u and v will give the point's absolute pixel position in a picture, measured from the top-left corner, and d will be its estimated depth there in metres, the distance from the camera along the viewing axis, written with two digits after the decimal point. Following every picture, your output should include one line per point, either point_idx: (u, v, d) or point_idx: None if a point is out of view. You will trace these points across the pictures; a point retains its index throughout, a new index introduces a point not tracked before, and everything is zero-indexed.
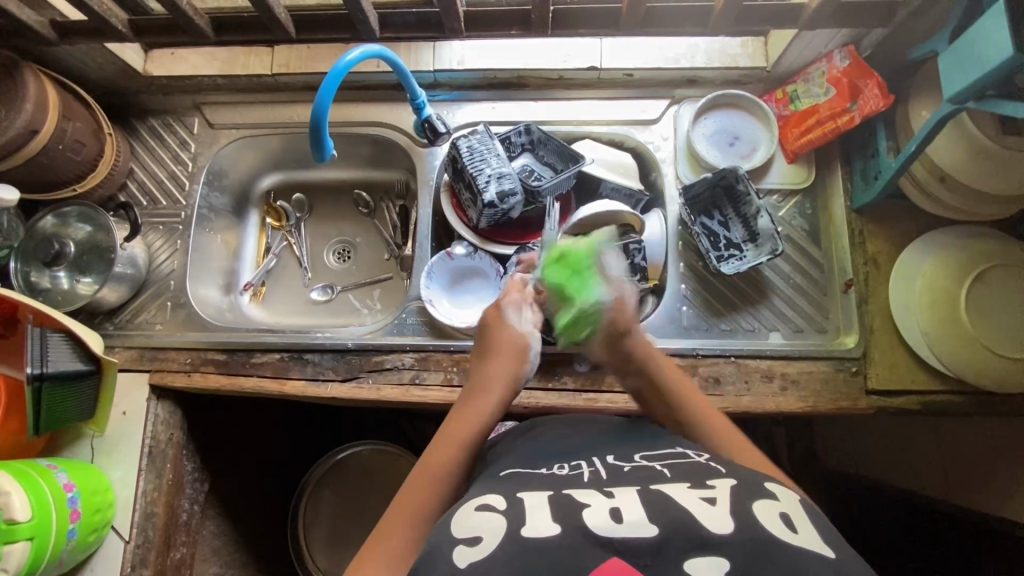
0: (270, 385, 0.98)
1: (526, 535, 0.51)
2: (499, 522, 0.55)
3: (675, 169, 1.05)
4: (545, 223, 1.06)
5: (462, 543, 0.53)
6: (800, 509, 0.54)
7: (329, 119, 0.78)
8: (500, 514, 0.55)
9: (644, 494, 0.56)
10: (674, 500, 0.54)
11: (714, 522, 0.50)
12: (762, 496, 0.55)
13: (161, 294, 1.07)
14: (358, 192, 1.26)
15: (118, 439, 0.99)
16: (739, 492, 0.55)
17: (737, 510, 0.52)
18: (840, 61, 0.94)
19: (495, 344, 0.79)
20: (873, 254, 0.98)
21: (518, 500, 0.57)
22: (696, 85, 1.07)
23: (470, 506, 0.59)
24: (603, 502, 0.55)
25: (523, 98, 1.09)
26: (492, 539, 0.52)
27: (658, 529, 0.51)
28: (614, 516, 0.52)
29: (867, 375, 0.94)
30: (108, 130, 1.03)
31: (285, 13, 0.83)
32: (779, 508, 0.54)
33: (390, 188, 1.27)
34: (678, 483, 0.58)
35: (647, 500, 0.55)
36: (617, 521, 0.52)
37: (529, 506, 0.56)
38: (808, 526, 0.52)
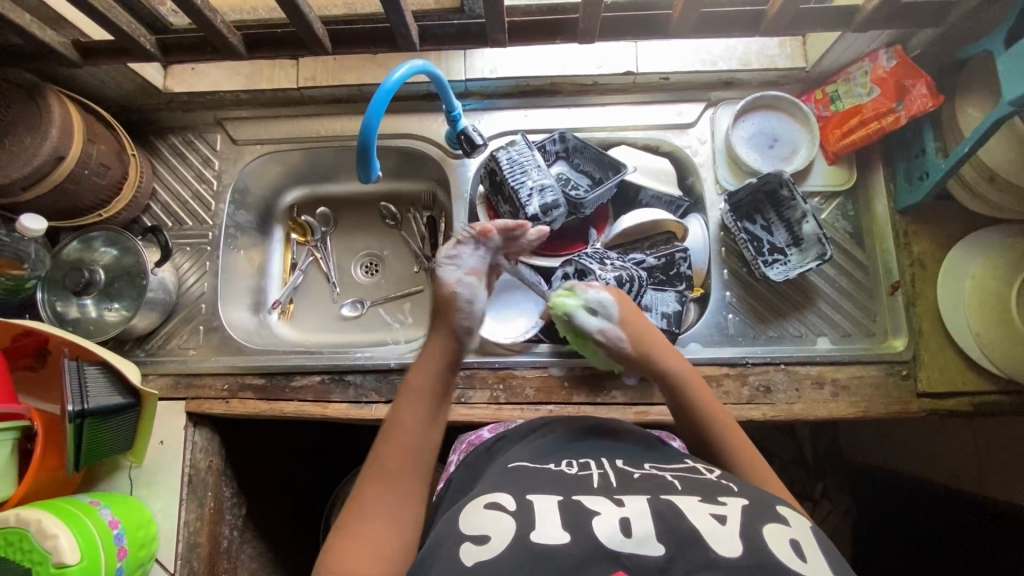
0: (312, 409, 0.96)
1: (536, 540, 0.53)
2: (508, 523, 0.56)
3: (715, 173, 1.03)
4: (584, 233, 1.04)
5: (468, 540, 0.55)
6: (810, 536, 0.55)
7: (376, 138, 0.75)
8: (510, 515, 0.56)
9: (656, 504, 0.57)
10: (684, 515, 0.55)
11: (722, 544, 0.52)
12: (772, 520, 0.55)
13: (193, 318, 1.05)
14: (385, 205, 1.24)
15: (158, 469, 0.97)
16: (749, 513, 0.56)
17: (746, 532, 0.53)
18: (886, 61, 0.92)
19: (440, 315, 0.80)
20: (919, 255, 0.97)
21: (528, 502, 0.58)
22: (732, 87, 1.05)
23: (480, 502, 0.59)
24: (613, 510, 0.56)
25: (556, 104, 1.07)
26: (500, 541, 0.54)
27: (663, 548, 0.52)
28: (624, 529, 0.54)
29: (918, 378, 0.93)
30: (131, 152, 1.00)
31: (323, 29, 0.80)
32: (789, 534, 0.54)
33: (416, 199, 1.24)
34: (688, 495, 0.58)
35: (658, 509, 0.56)
36: (627, 535, 0.53)
37: (538, 510, 0.57)
38: (817, 556, 0.53)
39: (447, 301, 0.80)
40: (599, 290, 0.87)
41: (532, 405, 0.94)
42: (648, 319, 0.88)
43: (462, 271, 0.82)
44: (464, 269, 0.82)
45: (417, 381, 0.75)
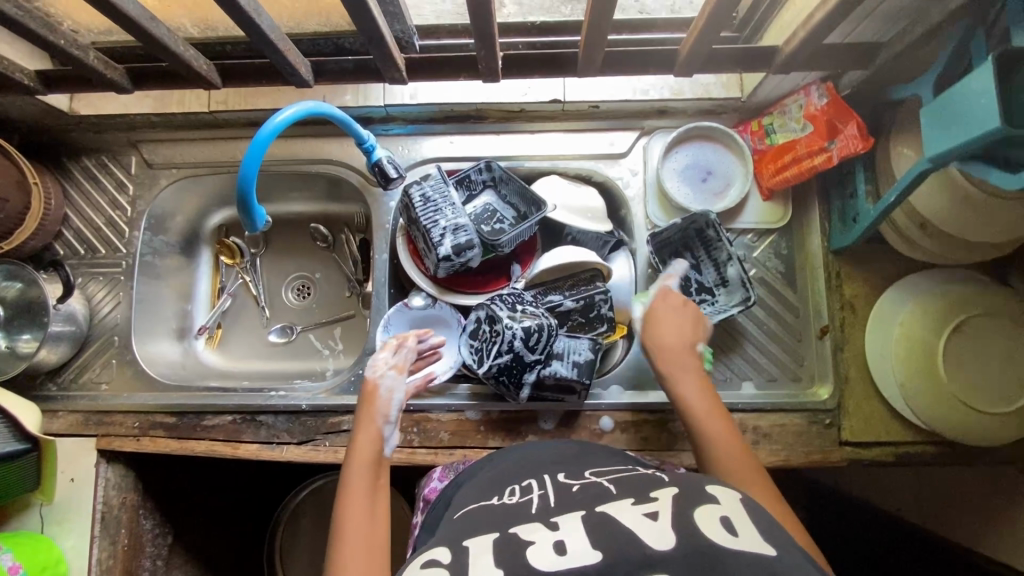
0: (222, 449, 0.94)
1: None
2: (444, 574, 0.51)
3: (645, 208, 1.00)
4: (508, 268, 1.00)
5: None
6: (739, 507, 0.55)
7: (256, 189, 0.71)
8: (445, 565, 0.52)
9: (589, 518, 0.56)
10: (619, 522, 0.53)
11: (657, 539, 0.50)
12: (703, 502, 0.55)
13: (107, 350, 1.02)
14: (315, 226, 1.20)
15: (68, 507, 0.95)
16: (680, 501, 0.55)
17: (678, 522, 0.52)
18: (817, 99, 0.86)
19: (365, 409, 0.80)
20: (850, 298, 0.93)
21: (463, 549, 0.54)
22: (667, 115, 1.00)
23: (415, 564, 0.54)
24: (548, 536, 0.54)
25: (482, 131, 1.02)
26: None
27: (601, 554, 0.50)
28: (560, 549, 0.51)
29: (841, 428, 0.91)
30: (33, 179, 0.95)
31: (207, 65, 0.75)
32: (721, 511, 0.53)
33: (349, 220, 1.20)
34: (622, 501, 0.58)
35: (592, 522, 0.55)
36: (561, 554, 0.51)
37: (473, 552, 0.53)
38: (746, 524, 0.52)
39: (371, 394, 0.81)
40: (505, 339, 0.82)
41: (446, 448, 0.92)
42: (559, 368, 0.85)
43: (386, 366, 0.84)
44: (389, 367, 0.84)
45: (358, 464, 0.72)
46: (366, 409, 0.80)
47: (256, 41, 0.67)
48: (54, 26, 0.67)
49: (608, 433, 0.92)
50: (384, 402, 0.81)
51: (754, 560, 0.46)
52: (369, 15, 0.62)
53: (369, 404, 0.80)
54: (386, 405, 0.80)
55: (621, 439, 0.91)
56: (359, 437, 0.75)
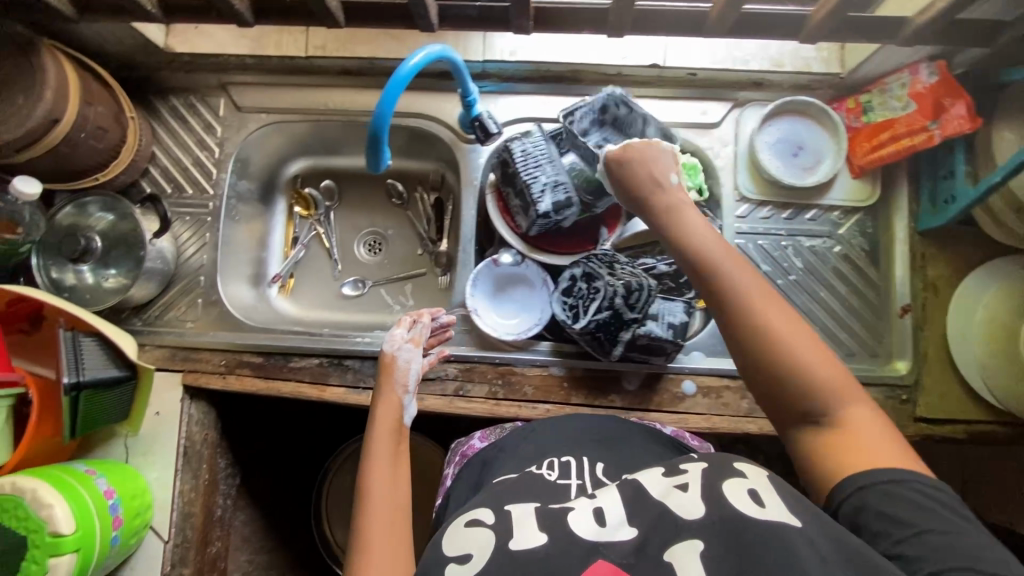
0: (310, 391, 0.95)
1: (514, 547, 0.51)
2: (488, 536, 0.54)
3: (734, 179, 1.01)
4: (595, 232, 0.99)
5: (452, 560, 0.52)
6: (769, 481, 0.53)
7: (389, 128, 0.72)
8: (490, 526, 0.55)
9: (624, 489, 0.56)
10: (648, 495, 0.54)
11: (687, 509, 0.51)
12: (730, 475, 0.54)
13: (192, 290, 1.03)
14: (392, 183, 1.20)
15: (153, 439, 0.97)
16: (709, 473, 0.55)
17: (707, 493, 0.52)
18: (926, 76, 0.88)
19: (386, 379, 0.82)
20: (933, 279, 0.95)
21: (506, 511, 0.57)
22: (763, 88, 1.00)
23: (460, 522, 0.58)
24: (588, 505, 0.56)
25: (577, 92, 1.01)
26: (480, 555, 0.52)
27: (636, 530, 0.51)
28: (598, 519, 0.53)
29: (916, 403, 0.93)
30: (130, 113, 0.95)
31: (336, 2, 0.75)
32: (747, 485, 0.53)
33: (424, 178, 1.21)
34: (654, 473, 0.58)
35: (626, 493, 0.55)
36: (602, 524, 0.52)
37: (515, 515, 0.56)
38: (775, 497, 0.51)
39: (387, 366, 0.83)
40: (606, 295, 0.84)
41: (529, 402, 0.94)
42: (655, 328, 0.86)
43: (403, 340, 0.86)
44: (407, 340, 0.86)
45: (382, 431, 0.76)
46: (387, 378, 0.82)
47: None
48: None
49: (690, 396, 0.94)
50: (403, 372, 0.83)
51: (781, 535, 0.46)
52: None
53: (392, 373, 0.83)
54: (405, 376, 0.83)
55: (703, 403, 0.93)
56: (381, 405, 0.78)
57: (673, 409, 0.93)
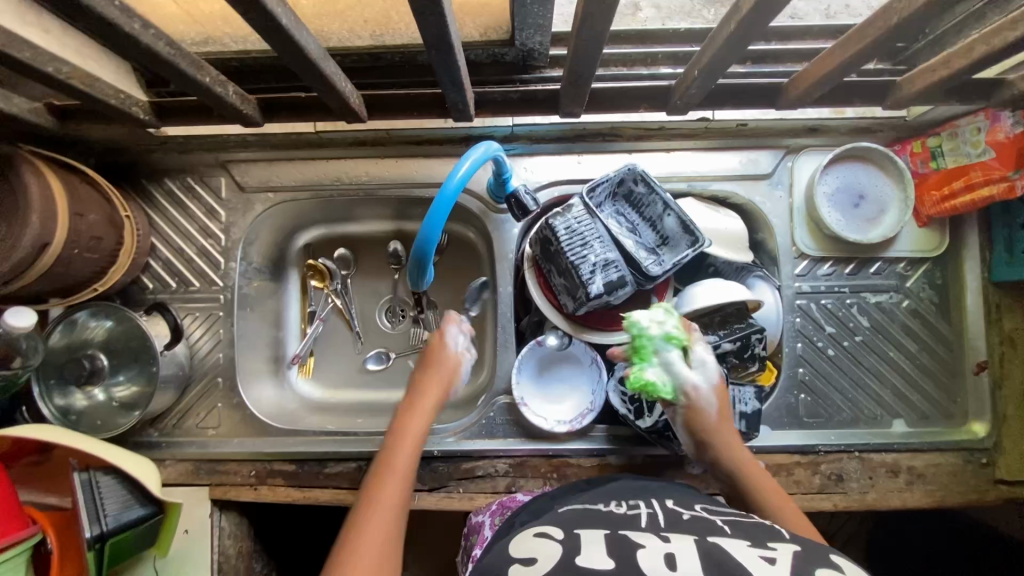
0: (351, 498, 0.89)
1: (580, 562, 0.50)
2: (554, 547, 0.53)
3: (791, 234, 0.93)
4: (646, 301, 0.90)
5: (516, 561, 0.52)
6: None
7: (434, 251, 0.65)
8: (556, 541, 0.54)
9: (702, 544, 0.52)
10: (729, 553, 0.50)
11: None
12: (826, 566, 0.48)
13: (210, 393, 0.95)
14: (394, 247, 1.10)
15: (184, 562, 0.90)
16: (802, 558, 0.49)
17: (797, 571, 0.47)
18: (1010, 126, 0.77)
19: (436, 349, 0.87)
20: (1011, 332, 0.88)
21: (575, 534, 0.55)
22: (817, 134, 0.92)
23: (529, 534, 0.58)
24: (659, 546, 0.52)
25: (613, 150, 0.93)
26: (546, 561, 0.51)
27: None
28: (668, 561, 0.49)
29: (997, 466, 0.88)
30: (124, 212, 0.86)
31: (358, 96, 0.70)
32: None
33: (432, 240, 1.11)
34: (737, 539, 0.53)
35: (703, 548, 0.51)
36: (673, 566, 0.48)
37: (585, 539, 0.54)
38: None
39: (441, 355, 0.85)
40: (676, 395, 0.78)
41: None
42: None
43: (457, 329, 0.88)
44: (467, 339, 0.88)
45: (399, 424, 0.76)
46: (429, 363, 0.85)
47: (444, 82, 0.67)
48: (201, 62, 0.58)
49: None
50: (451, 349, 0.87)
51: None
52: (598, 45, 0.58)
53: (434, 362, 0.84)
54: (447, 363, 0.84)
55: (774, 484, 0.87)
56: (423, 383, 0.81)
57: None
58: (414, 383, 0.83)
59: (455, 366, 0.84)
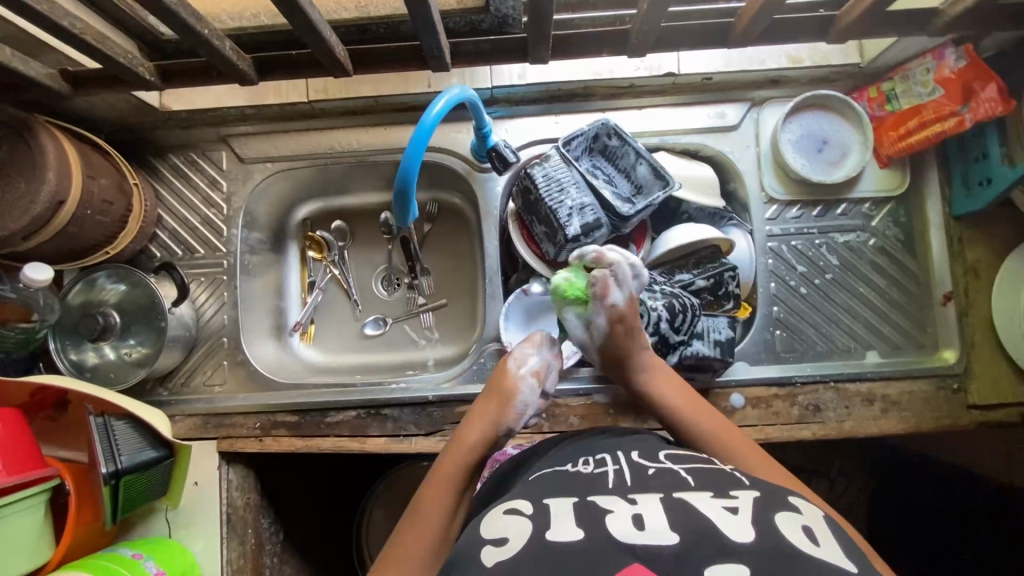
0: (351, 445, 0.93)
1: (551, 538, 0.49)
2: (524, 525, 0.52)
3: (760, 180, 0.98)
4: (624, 250, 0.97)
5: (489, 543, 0.51)
6: (825, 524, 0.49)
7: (416, 181, 0.70)
8: (527, 517, 0.53)
9: (668, 501, 0.52)
10: (694, 508, 0.50)
11: (734, 530, 0.46)
12: (784, 509, 0.50)
13: (215, 353, 1.00)
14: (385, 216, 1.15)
15: (194, 512, 0.94)
16: (760, 505, 0.50)
17: (759, 520, 0.48)
18: (954, 60, 0.84)
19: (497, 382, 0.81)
20: (973, 263, 0.92)
21: (545, 506, 0.54)
22: (779, 85, 0.98)
23: (499, 509, 0.57)
24: (626, 509, 0.51)
25: (588, 109, 0.99)
26: (516, 540, 0.50)
27: (679, 535, 0.47)
28: (637, 522, 0.49)
29: (968, 391, 0.91)
30: (133, 180, 0.92)
31: (343, 50, 0.76)
32: (801, 521, 0.49)
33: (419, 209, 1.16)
34: (700, 491, 0.53)
35: (669, 504, 0.51)
36: (640, 528, 0.48)
37: (553, 512, 0.53)
38: (833, 542, 0.47)
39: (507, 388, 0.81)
40: (649, 322, 0.82)
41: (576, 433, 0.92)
42: (700, 347, 0.84)
43: (527, 367, 0.83)
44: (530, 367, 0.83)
45: (457, 440, 0.76)
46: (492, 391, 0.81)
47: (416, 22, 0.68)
48: (199, 15, 0.65)
49: (739, 409, 0.91)
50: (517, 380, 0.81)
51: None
52: None
53: (502, 374, 0.82)
54: (511, 379, 0.81)
55: (753, 415, 0.91)
56: (477, 413, 0.79)
57: None
58: (481, 396, 0.82)
59: (522, 385, 0.81)
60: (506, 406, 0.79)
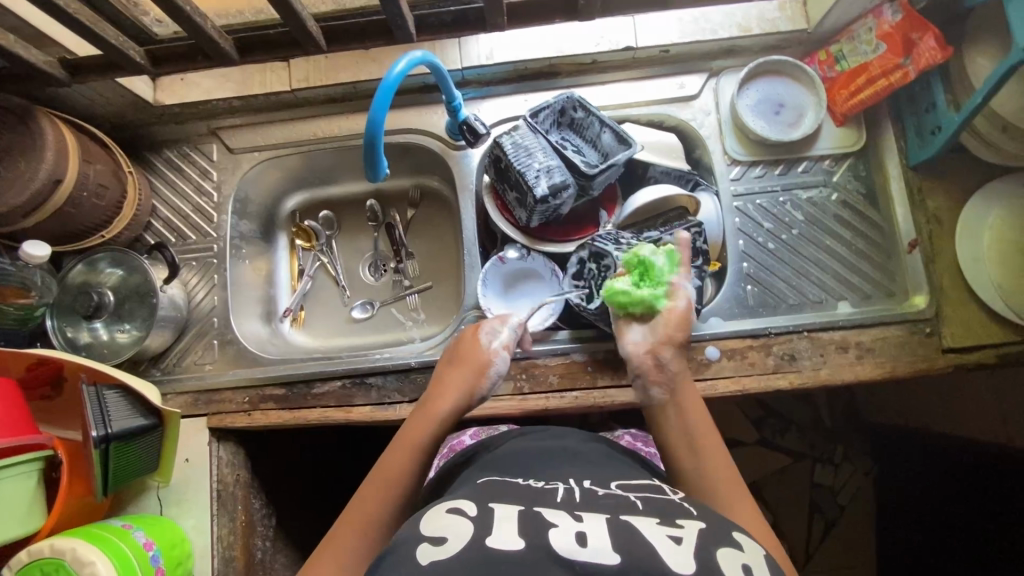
0: (336, 414, 0.95)
1: (491, 544, 0.47)
2: (466, 526, 0.50)
3: (722, 144, 1.02)
4: (595, 216, 1.02)
5: (426, 539, 0.49)
6: (766, 565, 0.49)
7: (383, 134, 0.74)
8: (470, 519, 0.50)
9: (613, 523, 0.50)
10: (640, 533, 0.49)
11: (674, 560, 0.46)
12: (727, 543, 0.49)
13: (207, 333, 1.03)
14: (370, 203, 1.21)
15: (184, 487, 0.96)
16: (704, 536, 0.49)
17: (702, 554, 0.47)
18: (891, 15, 0.89)
19: (467, 352, 0.79)
20: (935, 211, 0.95)
21: (490, 509, 0.52)
22: (734, 55, 1.03)
23: (441, 508, 0.54)
24: (571, 523, 0.50)
25: (555, 86, 1.05)
26: (456, 542, 0.48)
27: (620, 556, 0.46)
28: (580, 539, 0.47)
29: (942, 335, 0.92)
30: (128, 169, 0.98)
31: (315, 26, 0.81)
32: (743, 559, 0.48)
33: (403, 196, 1.22)
34: (647, 516, 0.52)
35: (614, 526, 0.50)
36: (583, 544, 0.47)
37: (497, 516, 0.51)
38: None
39: (478, 361, 0.78)
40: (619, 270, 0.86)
41: (556, 392, 0.94)
42: None
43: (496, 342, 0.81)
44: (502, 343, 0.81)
45: (423, 406, 0.74)
46: (458, 359, 0.79)
47: None
48: None
49: (715, 361, 0.93)
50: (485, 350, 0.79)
51: None
52: None
53: (473, 345, 0.80)
54: (484, 353, 0.79)
55: (729, 366, 0.93)
56: (444, 382, 0.76)
57: (699, 376, 0.93)
58: (448, 363, 0.80)
59: (494, 358, 0.79)
60: (477, 378, 0.77)
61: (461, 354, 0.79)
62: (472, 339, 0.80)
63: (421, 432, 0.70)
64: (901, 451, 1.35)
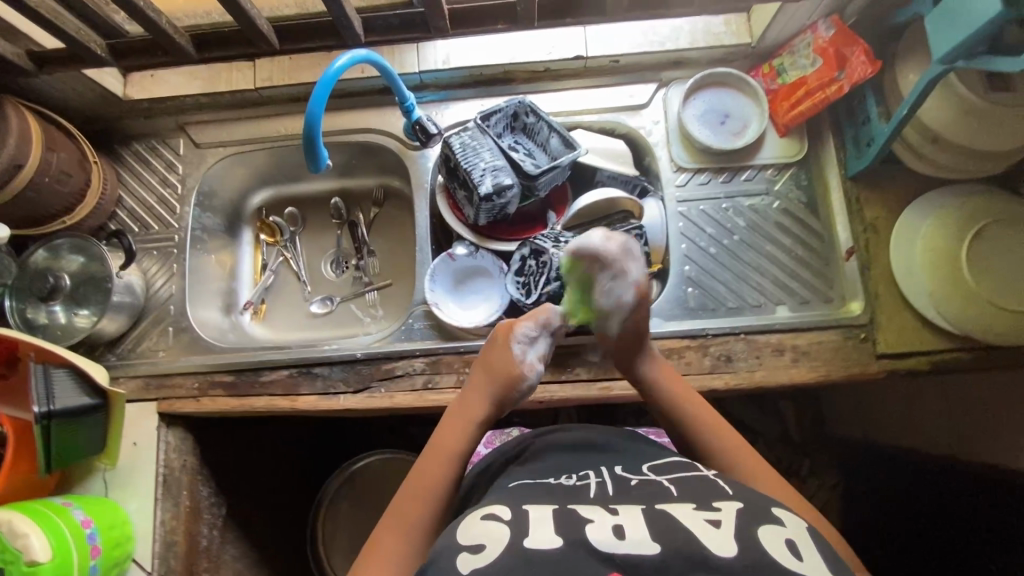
0: (282, 402, 0.97)
1: (529, 546, 0.50)
2: (500, 531, 0.52)
3: (669, 152, 1.06)
4: (544, 216, 1.06)
5: (465, 549, 0.51)
6: (808, 536, 0.51)
7: (321, 128, 0.78)
8: (503, 523, 0.53)
9: (648, 514, 0.54)
10: (678, 522, 0.52)
11: (716, 544, 0.49)
12: (767, 520, 0.52)
13: (163, 320, 1.06)
14: (334, 201, 1.24)
15: (131, 470, 0.97)
16: (743, 515, 0.52)
17: (741, 533, 0.50)
18: (824, 31, 0.93)
19: (496, 360, 0.78)
20: (872, 219, 0.97)
21: (522, 511, 0.55)
22: (682, 66, 1.07)
23: (476, 514, 0.56)
24: (607, 518, 0.53)
25: (510, 92, 1.08)
26: (495, 548, 0.51)
27: (659, 546, 0.49)
28: (617, 532, 0.51)
29: (877, 340, 0.94)
30: (94, 159, 1.01)
31: (267, 25, 0.86)
32: (784, 533, 0.50)
33: (366, 195, 1.25)
34: (682, 503, 0.55)
35: (652, 518, 0.53)
36: (618, 537, 0.50)
37: (531, 516, 0.54)
38: (815, 556, 0.48)
39: (510, 373, 0.77)
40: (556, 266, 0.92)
41: None
42: None
43: (529, 350, 0.79)
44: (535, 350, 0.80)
45: (458, 414, 0.76)
46: (488, 361, 0.79)
47: None
48: None
49: None
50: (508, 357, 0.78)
51: None
52: None
53: (504, 356, 0.78)
54: (515, 364, 0.77)
55: None
56: (475, 387, 0.78)
57: None
58: (479, 366, 0.80)
59: (526, 370, 0.78)
60: (509, 389, 0.77)
61: (489, 362, 0.79)
62: (502, 344, 0.79)
63: (454, 438, 0.73)
64: (857, 463, 1.36)
